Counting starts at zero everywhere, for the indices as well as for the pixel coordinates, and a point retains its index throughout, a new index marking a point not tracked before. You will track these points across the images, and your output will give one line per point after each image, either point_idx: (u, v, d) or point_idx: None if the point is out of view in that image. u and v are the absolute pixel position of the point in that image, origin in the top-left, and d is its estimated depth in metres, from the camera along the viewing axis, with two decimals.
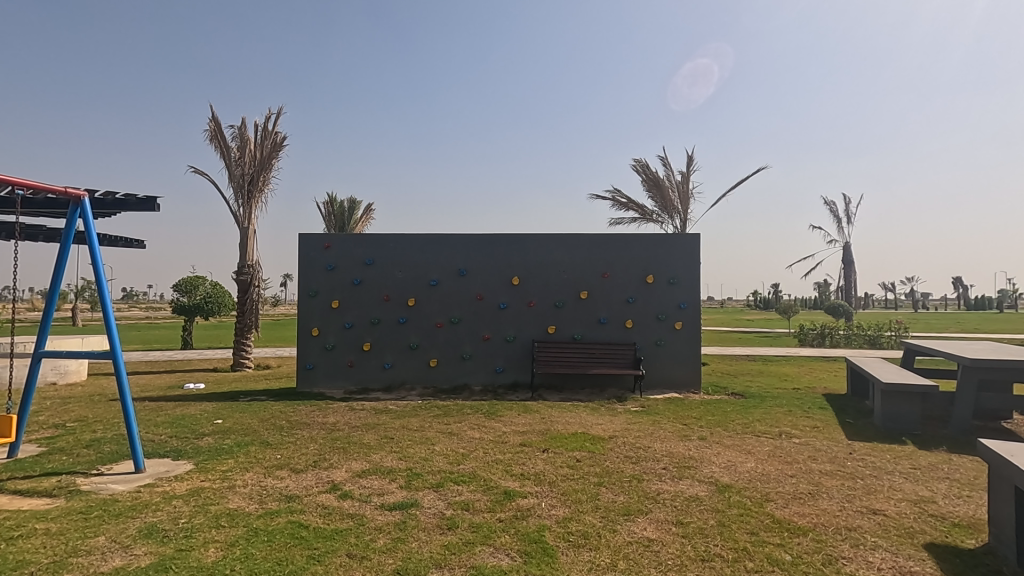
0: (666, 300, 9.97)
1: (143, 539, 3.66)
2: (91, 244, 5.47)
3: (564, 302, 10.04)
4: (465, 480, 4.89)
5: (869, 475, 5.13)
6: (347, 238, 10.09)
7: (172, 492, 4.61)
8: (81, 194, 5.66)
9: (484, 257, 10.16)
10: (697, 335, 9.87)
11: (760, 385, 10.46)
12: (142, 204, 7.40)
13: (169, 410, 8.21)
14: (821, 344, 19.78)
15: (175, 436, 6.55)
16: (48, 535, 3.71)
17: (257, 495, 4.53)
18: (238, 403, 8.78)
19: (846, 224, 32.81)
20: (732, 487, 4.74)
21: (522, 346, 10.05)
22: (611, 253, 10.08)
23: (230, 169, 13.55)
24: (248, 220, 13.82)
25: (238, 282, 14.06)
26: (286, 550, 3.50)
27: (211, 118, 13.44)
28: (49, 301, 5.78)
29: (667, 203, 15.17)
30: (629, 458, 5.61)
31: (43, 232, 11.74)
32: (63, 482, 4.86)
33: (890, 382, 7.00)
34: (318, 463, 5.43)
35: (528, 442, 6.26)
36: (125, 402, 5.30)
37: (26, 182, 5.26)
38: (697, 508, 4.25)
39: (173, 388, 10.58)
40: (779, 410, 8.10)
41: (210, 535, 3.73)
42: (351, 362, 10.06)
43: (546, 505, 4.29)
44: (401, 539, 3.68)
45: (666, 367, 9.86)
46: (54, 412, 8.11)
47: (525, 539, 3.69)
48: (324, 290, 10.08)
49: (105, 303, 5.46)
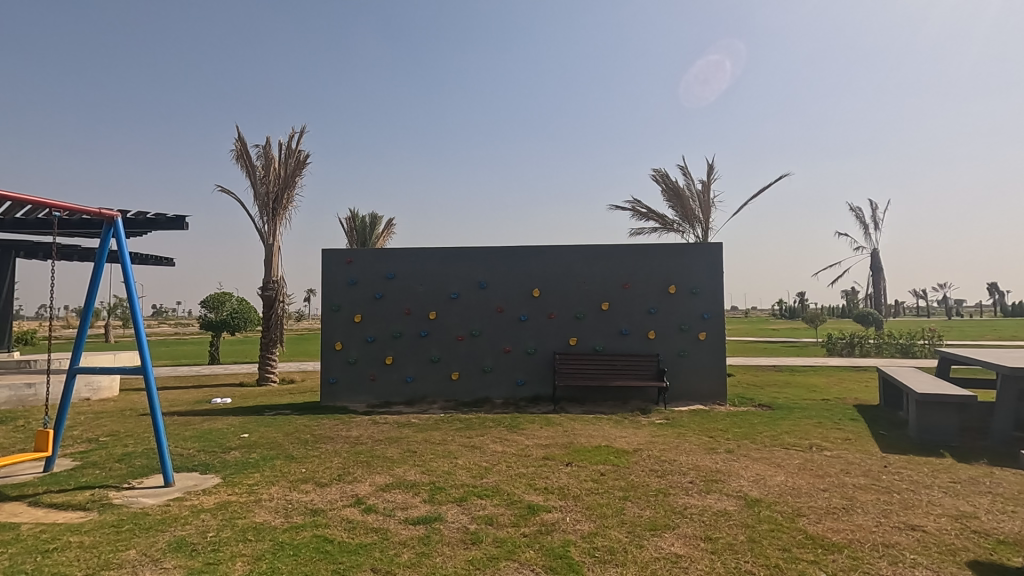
0: (688, 310, 9.85)
1: (173, 552, 3.71)
2: (124, 263, 5.61)
3: (584, 313, 9.98)
4: (489, 494, 4.87)
5: (905, 489, 4.96)
6: (368, 253, 10.23)
7: (200, 505, 4.68)
8: (115, 214, 5.81)
9: (505, 270, 10.17)
10: (720, 344, 9.73)
11: (788, 397, 10.25)
12: (170, 224, 7.63)
13: (196, 425, 8.33)
14: (850, 353, 19.31)
15: (202, 451, 6.68)
16: (82, 548, 3.80)
17: (283, 509, 4.57)
18: (263, 417, 8.88)
19: (875, 230, 31.02)
20: (761, 501, 4.62)
21: (543, 358, 10.01)
22: (631, 263, 10.01)
23: (255, 187, 13.87)
24: (273, 237, 14.10)
25: (263, 298, 14.35)
26: (311, 564, 3.53)
27: (236, 138, 13.83)
28: (84, 318, 5.94)
29: (688, 212, 15.03)
30: (654, 471, 5.52)
31: (78, 252, 12.18)
32: (96, 496, 4.97)
33: (924, 392, 6.78)
34: (343, 476, 5.47)
35: (551, 455, 6.21)
36: (156, 417, 5.39)
37: (62, 205, 5.45)
38: (726, 523, 4.15)
39: (201, 403, 10.80)
40: (808, 422, 7.90)
41: (237, 549, 3.76)
42: (373, 376, 10.13)
43: (571, 520, 4.24)
44: (425, 554, 3.67)
45: (689, 379, 9.72)
46: (87, 427, 8.32)
47: (550, 554, 3.65)
48: (347, 305, 10.20)
49: (137, 320, 5.58)
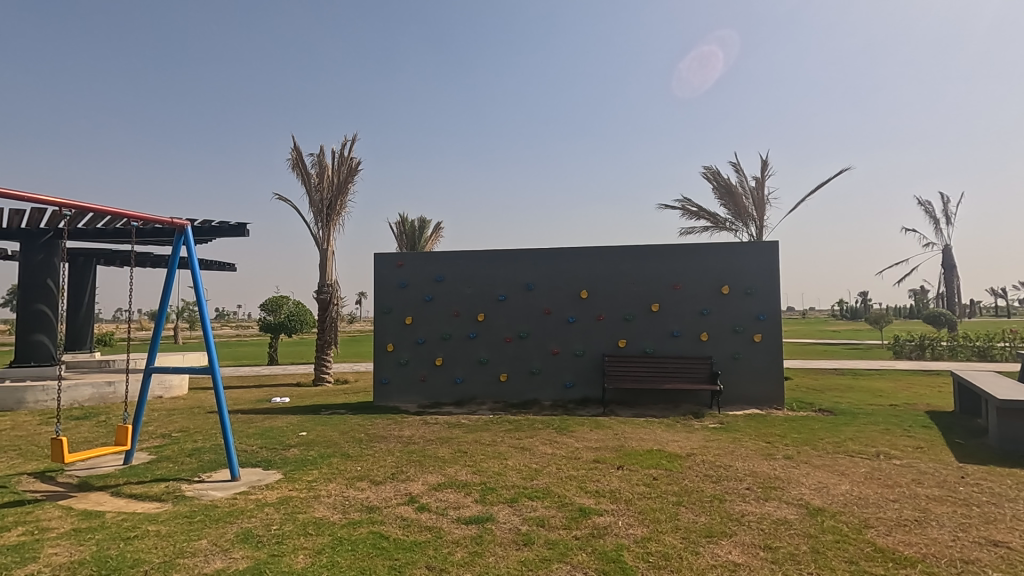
0: (742, 310, 9.55)
1: (240, 543, 3.91)
2: (192, 269, 5.95)
3: (633, 315, 9.84)
4: (539, 495, 4.87)
5: (986, 502, 4.63)
6: (418, 256, 10.44)
7: (264, 499, 4.91)
8: (185, 223, 6.17)
9: (552, 272, 10.16)
10: (777, 346, 9.37)
11: (851, 402, 9.75)
12: (233, 231, 8.04)
13: (258, 423, 8.73)
14: (921, 356, 18.17)
15: (265, 447, 7.00)
16: (159, 536, 4.05)
17: (341, 505, 4.72)
18: (319, 416, 9.20)
19: (948, 225, 29.07)
20: (825, 511, 4.42)
21: (592, 360, 9.93)
22: (682, 263, 9.80)
23: (310, 195, 14.41)
24: (328, 242, 14.60)
25: (319, 301, 14.88)
26: (368, 559, 3.63)
27: (292, 148, 14.42)
28: (158, 321, 6.34)
29: (741, 210, 14.57)
30: (709, 476, 5.38)
31: (151, 259, 13.00)
32: (170, 488, 5.29)
33: (1006, 398, 6.31)
34: (396, 475, 5.61)
35: (601, 458, 6.16)
36: (222, 415, 5.68)
37: (138, 216, 5.84)
38: (787, 533, 4.00)
39: (262, 402, 11.29)
40: (874, 428, 7.49)
41: (299, 542, 3.92)
42: (423, 377, 10.33)
43: (623, 524, 4.19)
44: (478, 553, 3.71)
45: (744, 382, 9.42)
46: (161, 423, 8.88)
47: (603, 558, 3.62)
48: (398, 307, 10.45)
49: (204, 322, 5.90)
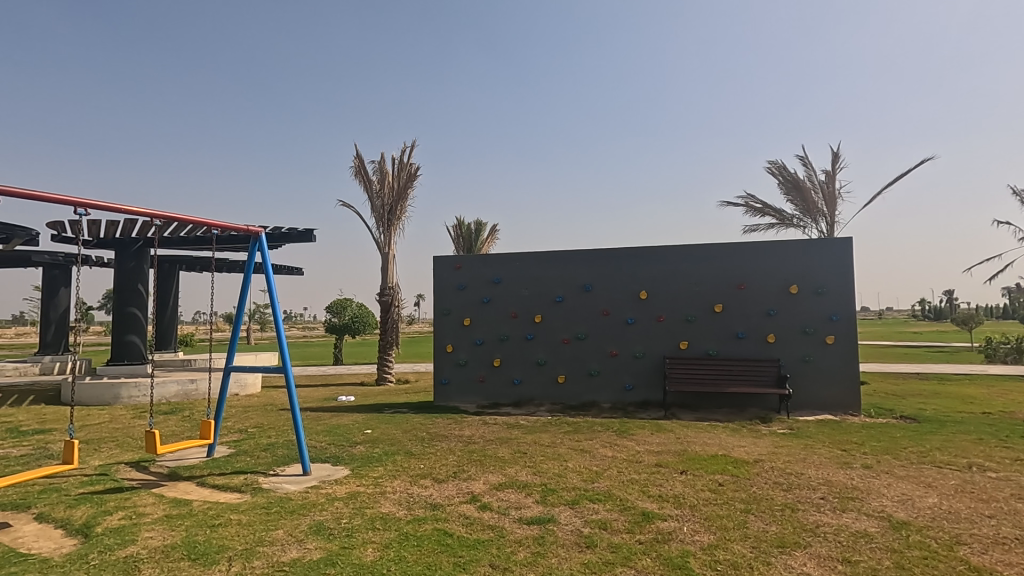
0: (813, 311, 9.08)
1: (313, 534, 4.10)
2: (266, 273, 6.29)
3: (695, 316, 9.57)
4: (600, 498, 4.83)
5: None
6: (476, 259, 10.59)
7: (334, 494, 5.12)
8: (259, 230, 6.53)
9: (610, 272, 10.04)
10: (852, 349, 8.86)
11: (938, 408, 9.07)
12: (302, 237, 8.44)
13: (326, 421, 9.12)
14: (1017, 361, 16.66)
15: (333, 444, 7.30)
16: (241, 524, 4.32)
17: (406, 501, 4.86)
18: (383, 415, 9.50)
19: None
20: (910, 524, 4.13)
21: (652, 362, 9.73)
22: (746, 261, 9.44)
23: (372, 200, 14.92)
24: (389, 246, 15.06)
25: (381, 303, 15.36)
26: (434, 555, 3.72)
27: (355, 156, 14.99)
28: (236, 323, 6.74)
29: (810, 205, 13.86)
30: (779, 484, 5.15)
31: (228, 264, 13.84)
32: (249, 480, 5.62)
33: None
34: (458, 474, 5.71)
35: (664, 462, 6.02)
36: (294, 412, 5.98)
37: (217, 224, 6.24)
38: (868, 546, 3.77)
39: (329, 401, 11.78)
40: (965, 438, 6.94)
41: (367, 536, 4.06)
42: (482, 378, 10.45)
43: (688, 530, 4.08)
44: (541, 554, 3.72)
45: (816, 386, 8.96)
46: (238, 419, 9.44)
47: (668, 564, 3.54)
48: (457, 309, 10.63)
49: (278, 324, 6.22)
